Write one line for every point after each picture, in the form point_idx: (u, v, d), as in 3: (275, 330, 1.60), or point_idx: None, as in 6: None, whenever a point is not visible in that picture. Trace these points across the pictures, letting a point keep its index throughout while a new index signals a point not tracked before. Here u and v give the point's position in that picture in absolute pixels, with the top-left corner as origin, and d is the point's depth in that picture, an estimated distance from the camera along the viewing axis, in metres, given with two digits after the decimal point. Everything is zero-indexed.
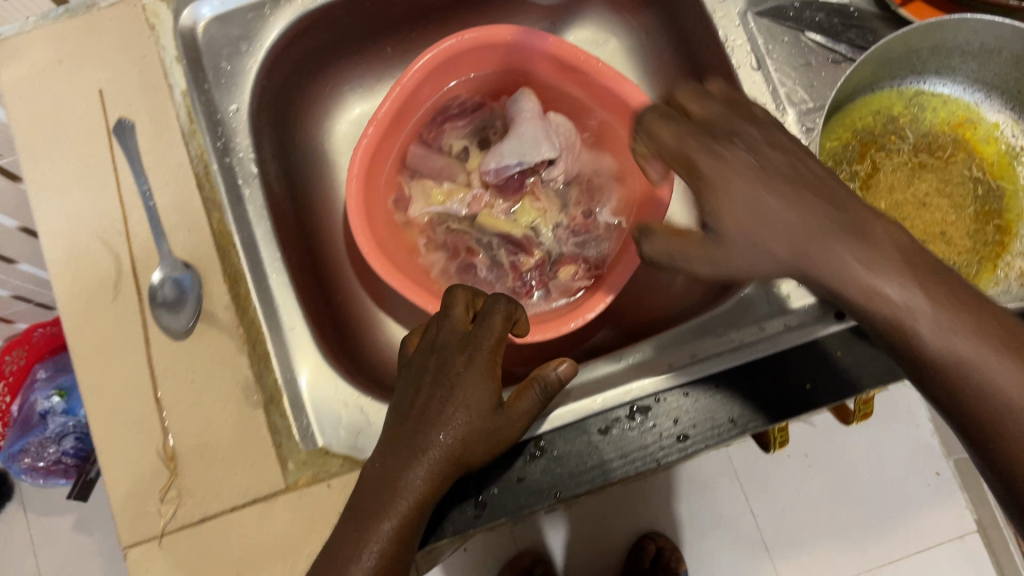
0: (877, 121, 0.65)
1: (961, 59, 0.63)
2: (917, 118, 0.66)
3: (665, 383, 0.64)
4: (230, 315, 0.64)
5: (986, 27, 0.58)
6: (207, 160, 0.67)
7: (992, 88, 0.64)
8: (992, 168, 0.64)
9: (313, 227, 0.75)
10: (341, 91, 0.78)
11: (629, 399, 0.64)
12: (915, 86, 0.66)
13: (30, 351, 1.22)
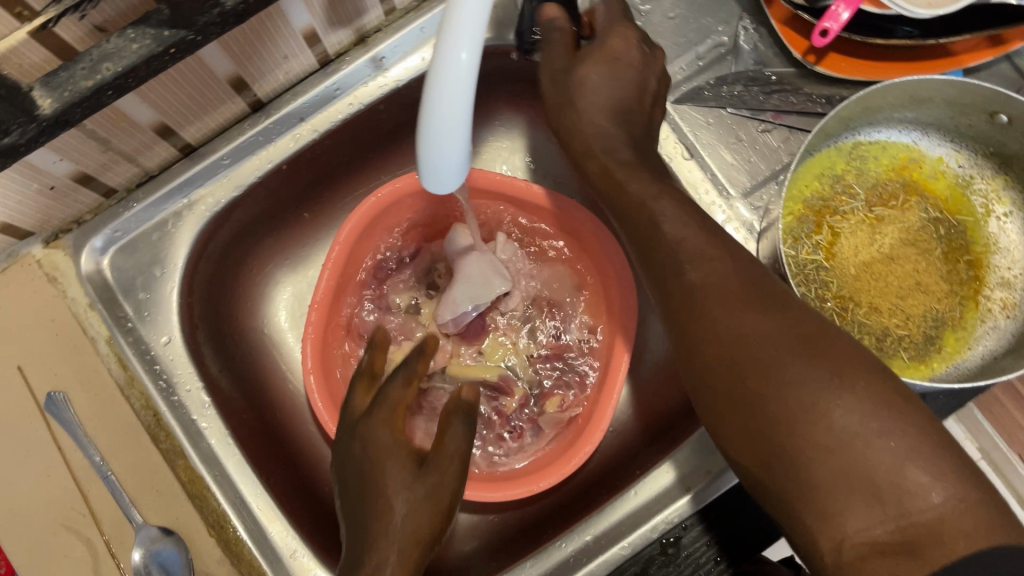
0: (826, 185, 0.63)
1: (895, 109, 0.62)
2: (862, 171, 0.64)
3: (687, 512, 0.61)
4: (226, 567, 0.59)
5: (916, 84, 0.58)
6: (155, 407, 0.63)
7: (928, 126, 0.63)
8: (947, 204, 0.64)
9: (279, 427, 0.70)
10: (269, 274, 0.74)
11: (654, 534, 0.61)
12: (852, 141, 0.64)
13: None
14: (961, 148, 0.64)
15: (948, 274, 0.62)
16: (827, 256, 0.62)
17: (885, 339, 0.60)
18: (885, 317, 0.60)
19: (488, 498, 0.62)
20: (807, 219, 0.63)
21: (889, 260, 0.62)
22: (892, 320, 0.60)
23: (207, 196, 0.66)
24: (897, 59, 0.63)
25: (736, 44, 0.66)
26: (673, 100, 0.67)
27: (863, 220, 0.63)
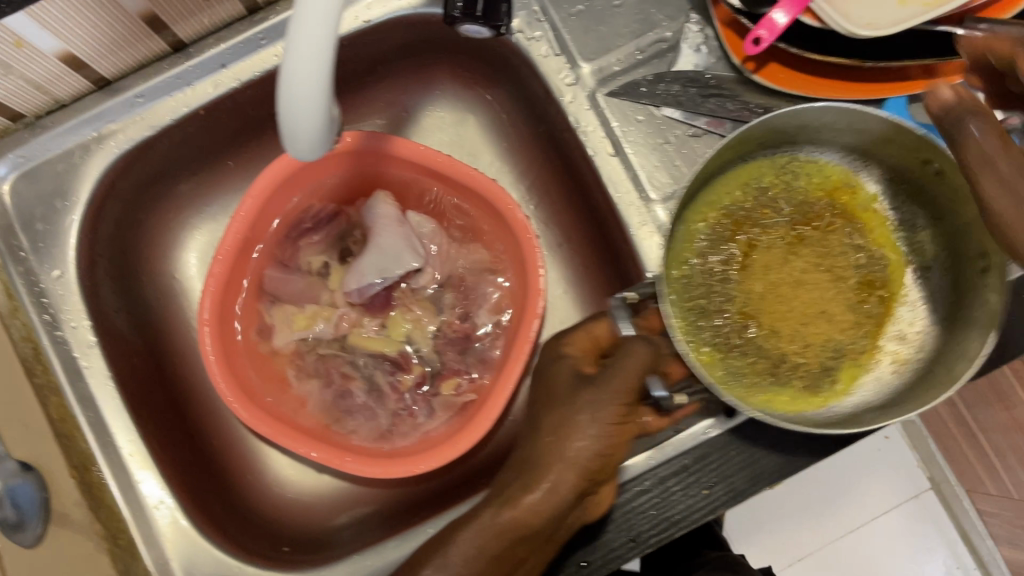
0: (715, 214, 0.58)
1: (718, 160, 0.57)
2: (791, 185, 0.59)
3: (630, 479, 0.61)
4: (83, 511, 0.58)
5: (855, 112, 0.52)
6: (36, 341, 0.62)
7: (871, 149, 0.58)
8: (873, 235, 0.59)
9: (174, 375, 0.69)
10: (185, 219, 0.72)
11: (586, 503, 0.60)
12: (789, 154, 0.58)
13: None
14: (835, 159, 0.59)
15: (858, 305, 0.57)
16: (721, 298, 0.57)
17: (774, 399, 0.54)
18: (776, 380, 0.55)
19: (361, 471, 0.62)
20: (695, 261, 0.58)
21: (797, 284, 0.57)
22: (788, 369, 0.55)
23: (119, 131, 0.64)
24: (839, 78, 0.60)
25: (677, 43, 0.64)
26: (606, 92, 0.64)
27: (759, 260, 0.58)
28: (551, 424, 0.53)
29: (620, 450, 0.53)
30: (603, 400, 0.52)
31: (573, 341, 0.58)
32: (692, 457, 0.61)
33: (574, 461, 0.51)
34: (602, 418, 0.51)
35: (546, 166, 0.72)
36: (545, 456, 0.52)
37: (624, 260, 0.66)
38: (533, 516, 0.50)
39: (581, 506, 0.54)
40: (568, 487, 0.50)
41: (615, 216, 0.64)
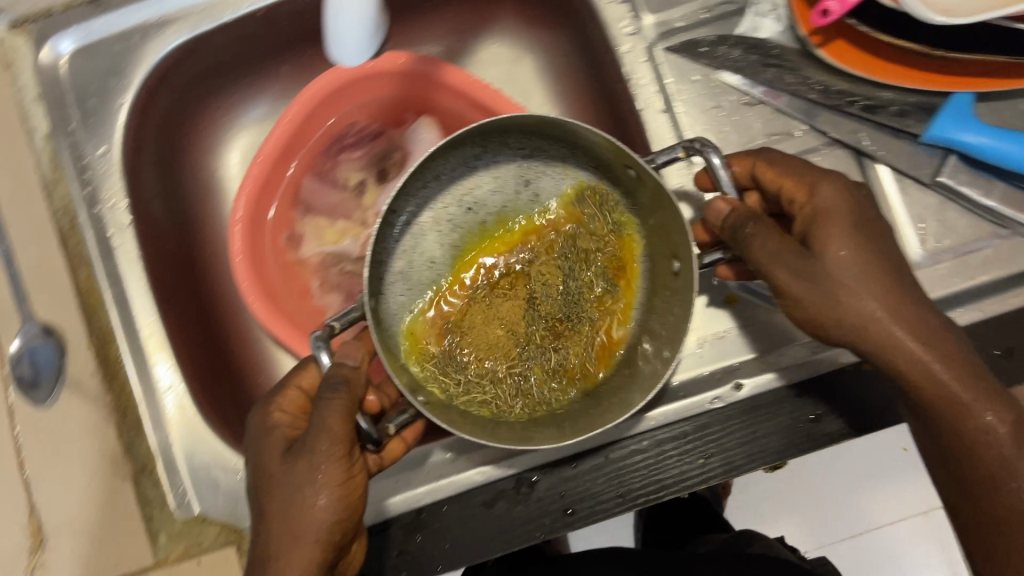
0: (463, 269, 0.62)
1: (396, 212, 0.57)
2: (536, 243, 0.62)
3: (631, 429, 0.61)
4: (97, 381, 0.62)
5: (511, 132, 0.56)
6: (73, 213, 0.63)
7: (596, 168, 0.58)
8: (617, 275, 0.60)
9: (201, 268, 0.71)
10: (233, 117, 0.73)
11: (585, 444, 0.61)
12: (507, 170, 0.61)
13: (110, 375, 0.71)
14: (570, 162, 0.60)
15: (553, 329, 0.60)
16: (515, 352, 0.59)
17: (559, 386, 0.58)
18: (529, 389, 0.58)
19: None
20: (490, 294, 0.61)
21: (505, 320, 0.60)
22: (548, 382, 0.58)
23: (180, 22, 0.65)
24: (892, 60, 0.59)
25: (744, 8, 0.63)
26: (665, 47, 0.63)
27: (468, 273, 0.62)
28: (279, 502, 0.49)
29: (358, 504, 0.51)
30: (320, 454, 0.49)
31: (286, 403, 0.54)
32: (691, 423, 0.61)
33: (315, 532, 0.48)
34: (321, 475, 0.48)
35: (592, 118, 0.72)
36: (280, 539, 0.48)
37: None
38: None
39: (336, 569, 0.51)
40: (314, 563, 0.48)
41: None
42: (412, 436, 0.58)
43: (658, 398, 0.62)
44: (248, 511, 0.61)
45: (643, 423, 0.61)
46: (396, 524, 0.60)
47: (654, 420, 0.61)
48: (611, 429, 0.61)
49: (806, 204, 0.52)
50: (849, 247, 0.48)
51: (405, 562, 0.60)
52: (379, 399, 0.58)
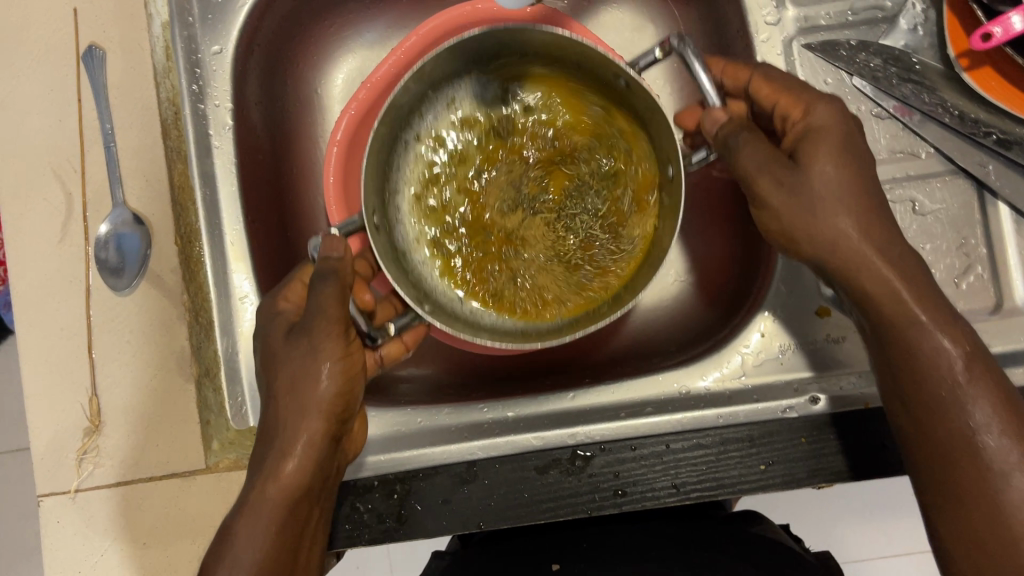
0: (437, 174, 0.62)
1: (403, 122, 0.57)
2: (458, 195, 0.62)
3: (697, 425, 0.60)
4: (176, 278, 0.61)
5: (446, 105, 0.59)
6: (178, 105, 0.61)
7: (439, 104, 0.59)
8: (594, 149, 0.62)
9: (290, 184, 0.70)
10: (345, 36, 0.72)
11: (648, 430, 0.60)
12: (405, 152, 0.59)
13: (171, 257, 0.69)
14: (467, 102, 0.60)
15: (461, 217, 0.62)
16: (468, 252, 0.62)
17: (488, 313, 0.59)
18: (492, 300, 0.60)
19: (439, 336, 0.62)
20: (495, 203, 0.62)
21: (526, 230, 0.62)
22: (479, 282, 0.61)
23: None
24: None
25: (895, 15, 0.60)
26: (803, 43, 0.61)
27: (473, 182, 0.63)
28: (288, 381, 0.50)
29: (359, 383, 0.52)
30: (319, 336, 0.50)
31: (289, 293, 0.55)
32: (758, 427, 0.59)
33: (317, 404, 0.49)
34: (321, 356, 0.50)
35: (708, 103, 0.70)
36: (290, 413, 0.49)
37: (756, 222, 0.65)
38: (295, 476, 0.47)
39: (339, 452, 0.52)
40: (317, 435, 0.49)
41: None
42: (413, 338, 0.59)
43: (730, 397, 0.61)
44: None
45: (711, 419, 0.60)
46: (444, 473, 0.60)
47: (721, 420, 0.60)
48: (678, 421, 0.60)
49: (800, 122, 0.52)
50: (834, 164, 0.49)
51: (446, 504, 0.60)
52: (378, 305, 0.58)
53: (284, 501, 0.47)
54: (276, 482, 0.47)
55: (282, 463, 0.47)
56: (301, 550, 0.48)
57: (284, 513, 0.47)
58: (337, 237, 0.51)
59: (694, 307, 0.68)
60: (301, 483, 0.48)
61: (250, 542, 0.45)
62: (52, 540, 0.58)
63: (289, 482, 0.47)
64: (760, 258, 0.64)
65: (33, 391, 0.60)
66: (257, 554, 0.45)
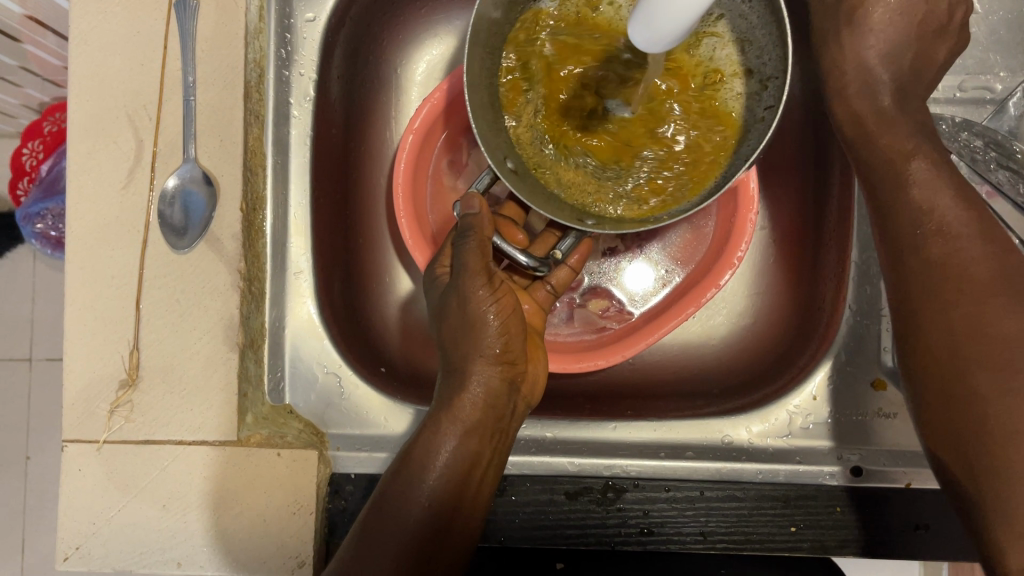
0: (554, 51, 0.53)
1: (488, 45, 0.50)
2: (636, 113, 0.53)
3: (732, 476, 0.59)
4: (236, 246, 0.59)
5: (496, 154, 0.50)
6: (264, 69, 0.62)
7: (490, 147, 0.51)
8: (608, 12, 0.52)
9: (355, 162, 0.69)
10: (434, 19, 0.70)
11: (682, 473, 0.60)
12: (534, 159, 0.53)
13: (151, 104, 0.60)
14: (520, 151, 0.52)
15: (632, 69, 0.53)
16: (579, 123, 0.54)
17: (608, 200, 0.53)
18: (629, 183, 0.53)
19: None
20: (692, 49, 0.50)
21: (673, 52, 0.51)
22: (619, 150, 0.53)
23: None
24: None
25: (1004, 100, 0.60)
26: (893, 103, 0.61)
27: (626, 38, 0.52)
28: (451, 332, 0.52)
29: (518, 323, 0.53)
30: (466, 284, 0.51)
31: (444, 259, 0.56)
32: (795, 488, 0.58)
33: (484, 346, 0.51)
34: (475, 301, 0.51)
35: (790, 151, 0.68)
36: (459, 357, 0.51)
37: (824, 278, 0.64)
38: (473, 412, 0.50)
39: (515, 394, 0.53)
40: (493, 375, 0.51)
41: (844, 237, 0.63)
42: (579, 260, 0.59)
43: (771, 454, 0.60)
44: (335, 419, 0.63)
45: (746, 468, 0.60)
46: None
47: (756, 475, 0.59)
48: (716, 470, 0.60)
49: None
50: None
51: None
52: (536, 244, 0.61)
53: (459, 435, 0.50)
54: (454, 420, 0.50)
55: (461, 395, 0.50)
56: (476, 472, 0.51)
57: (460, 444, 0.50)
58: (471, 193, 0.53)
59: (745, 351, 0.67)
60: (479, 416, 0.51)
61: (432, 460, 0.49)
62: (71, 488, 0.57)
63: (467, 414, 0.50)
64: (822, 316, 0.63)
65: (72, 336, 0.58)
66: (447, 463, 0.50)
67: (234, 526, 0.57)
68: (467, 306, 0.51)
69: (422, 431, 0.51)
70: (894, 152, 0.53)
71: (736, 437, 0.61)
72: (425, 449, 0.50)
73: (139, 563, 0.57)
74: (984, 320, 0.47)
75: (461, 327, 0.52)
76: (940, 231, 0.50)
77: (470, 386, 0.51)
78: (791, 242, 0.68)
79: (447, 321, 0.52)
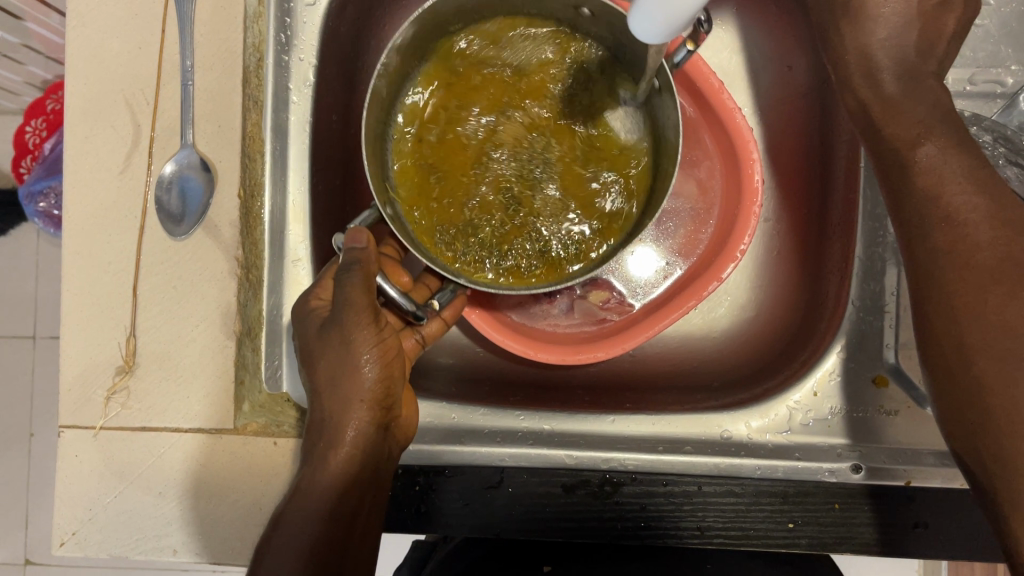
0: (440, 174, 0.57)
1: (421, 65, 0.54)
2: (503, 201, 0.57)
3: (730, 471, 0.59)
4: (234, 233, 0.58)
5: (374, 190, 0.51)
6: (263, 52, 0.61)
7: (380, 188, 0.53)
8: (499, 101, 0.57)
9: (354, 147, 0.68)
10: None
11: (680, 469, 0.59)
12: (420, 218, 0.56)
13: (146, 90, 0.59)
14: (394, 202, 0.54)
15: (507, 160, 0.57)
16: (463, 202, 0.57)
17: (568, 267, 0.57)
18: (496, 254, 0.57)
19: (487, 332, 0.61)
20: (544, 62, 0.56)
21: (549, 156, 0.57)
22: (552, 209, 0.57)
23: None
24: None
25: (1015, 94, 0.59)
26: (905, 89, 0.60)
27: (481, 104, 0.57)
28: (325, 376, 0.51)
29: (398, 364, 0.53)
30: (351, 326, 0.50)
31: (321, 292, 0.54)
32: (794, 485, 0.58)
33: (362, 392, 0.50)
34: (357, 345, 0.50)
35: (794, 146, 0.68)
36: (335, 406, 0.51)
37: (829, 273, 0.64)
38: (347, 465, 0.50)
39: (387, 439, 0.53)
40: (364, 425, 0.51)
41: (849, 229, 0.62)
42: (453, 315, 0.56)
43: (771, 449, 0.59)
44: None
45: (744, 462, 0.59)
46: (470, 475, 0.59)
47: (754, 470, 0.59)
48: (715, 465, 0.59)
49: None
50: None
51: (472, 508, 0.58)
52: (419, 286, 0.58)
53: (332, 488, 0.49)
54: (325, 472, 0.49)
55: (333, 448, 0.50)
56: (355, 527, 0.51)
57: (335, 499, 0.49)
58: (359, 228, 0.50)
59: (746, 343, 0.66)
60: (353, 466, 0.50)
61: (309, 512, 0.48)
62: (67, 474, 0.57)
63: (340, 471, 0.50)
64: (825, 312, 0.63)
65: (69, 321, 0.58)
66: (323, 520, 0.49)
67: (230, 514, 0.57)
68: (347, 353, 0.50)
69: (298, 481, 0.50)
70: (907, 140, 0.52)
71: (734, 430, 0.60)
72: (301, 501, 0.49)
73: (135, 549, 0.57)
74: (984, 305, 0.46)
75: (333, 375, 0.51)
76: (949, 218, 0.49)
77: (343, 436, 0.50)
78: (796, 236, 0.67)
79: (321, 364, 0.51)
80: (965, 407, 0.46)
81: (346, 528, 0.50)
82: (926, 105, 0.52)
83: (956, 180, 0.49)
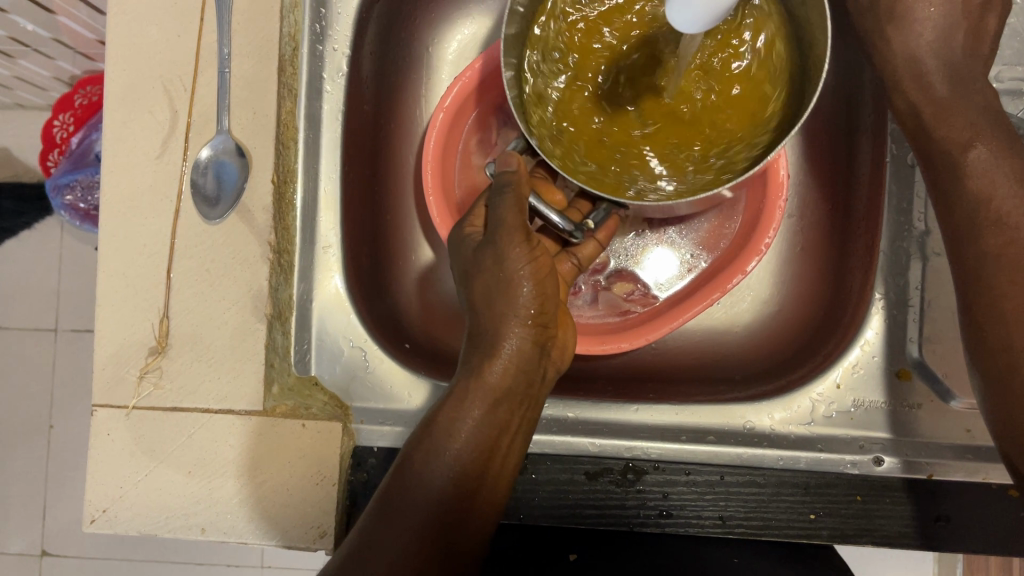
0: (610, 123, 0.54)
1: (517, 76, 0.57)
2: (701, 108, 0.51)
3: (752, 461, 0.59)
4: (268, 218, 0.59)
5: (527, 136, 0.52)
6: (299, 42, 0.62)
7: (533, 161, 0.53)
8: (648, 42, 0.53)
9: (384, 137, 0.69)
10: None
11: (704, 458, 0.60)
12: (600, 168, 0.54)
13: (183, 77, 0.60)
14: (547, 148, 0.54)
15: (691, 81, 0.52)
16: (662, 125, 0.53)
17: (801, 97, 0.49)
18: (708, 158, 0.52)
19: None
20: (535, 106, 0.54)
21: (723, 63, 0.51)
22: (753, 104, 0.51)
23: None
24: None
25: None
26: None
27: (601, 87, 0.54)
28: (484, 293, 0.52)
29: (553, 286, 0.53)
30: (505, 245, 0.51)
31: (475, 220, 0.56)
32: (816, 476, 0.58)
33: (518, 308, 0.51)
34: (511, 262, 0.51)
35: (819, 144, 0.68)
36: (494, 320, 0.51)
37: (852, 269, 0.64)
38: (505, 376, 0.50)
39: (545, 360, 0.53)
40: (525, 342, 0.51)
41: (872, 224, 0.63)
42: (607, 236, 0.59)
43: (794, 440, 0.60)
44: (360, 392, 0.63)
45: (766, 451, 0.60)
46: None
47: (775, 462, 0.59)
48: (738, 455, 0.59)
49: None
50: None
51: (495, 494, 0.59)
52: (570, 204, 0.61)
53: (489, 400, 0.50)
54: (484, 386, 0.50)
55: (491, 361, 0.50)
56: (501, 447, 0.51)
57: (485, 421, 0.50)
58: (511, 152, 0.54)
59: (769, 335, 0.67)
60: (510, 379, 0.50)
61: (450, 437, 0.49)
62: (100, 452, 0.58)
63: (499, 381, 0.50)
64: (847, 305, 0.64)
65: (104, 302, 0.59)
66: (471, 433, 0.50)
67: (258, 493, 0.58)
68: (503, 271, 0.51)
69: (450, 402, 0.51)
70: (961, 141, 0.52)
71: (757, 421, 0.61)
72: (452, 416, 0.50)
73: (164, 527, 0.58)
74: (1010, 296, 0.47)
75: (486, 300, 0.52)
76: (998, 222, 0.49)
77: (505, 347, 0.50)
78: (821, 233, 0.68)
79: (478, 281, 0.52)
80: (1016, 405, 0.47)
81: (490, 446, 0.50)
82: (982, 98, 0.52)
83: (1015, 176, 0.50)
